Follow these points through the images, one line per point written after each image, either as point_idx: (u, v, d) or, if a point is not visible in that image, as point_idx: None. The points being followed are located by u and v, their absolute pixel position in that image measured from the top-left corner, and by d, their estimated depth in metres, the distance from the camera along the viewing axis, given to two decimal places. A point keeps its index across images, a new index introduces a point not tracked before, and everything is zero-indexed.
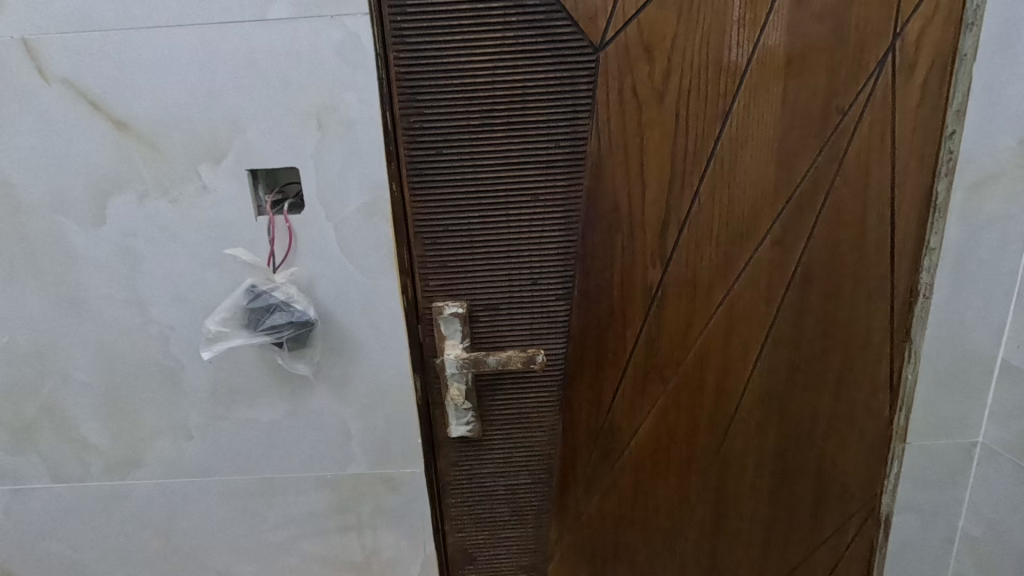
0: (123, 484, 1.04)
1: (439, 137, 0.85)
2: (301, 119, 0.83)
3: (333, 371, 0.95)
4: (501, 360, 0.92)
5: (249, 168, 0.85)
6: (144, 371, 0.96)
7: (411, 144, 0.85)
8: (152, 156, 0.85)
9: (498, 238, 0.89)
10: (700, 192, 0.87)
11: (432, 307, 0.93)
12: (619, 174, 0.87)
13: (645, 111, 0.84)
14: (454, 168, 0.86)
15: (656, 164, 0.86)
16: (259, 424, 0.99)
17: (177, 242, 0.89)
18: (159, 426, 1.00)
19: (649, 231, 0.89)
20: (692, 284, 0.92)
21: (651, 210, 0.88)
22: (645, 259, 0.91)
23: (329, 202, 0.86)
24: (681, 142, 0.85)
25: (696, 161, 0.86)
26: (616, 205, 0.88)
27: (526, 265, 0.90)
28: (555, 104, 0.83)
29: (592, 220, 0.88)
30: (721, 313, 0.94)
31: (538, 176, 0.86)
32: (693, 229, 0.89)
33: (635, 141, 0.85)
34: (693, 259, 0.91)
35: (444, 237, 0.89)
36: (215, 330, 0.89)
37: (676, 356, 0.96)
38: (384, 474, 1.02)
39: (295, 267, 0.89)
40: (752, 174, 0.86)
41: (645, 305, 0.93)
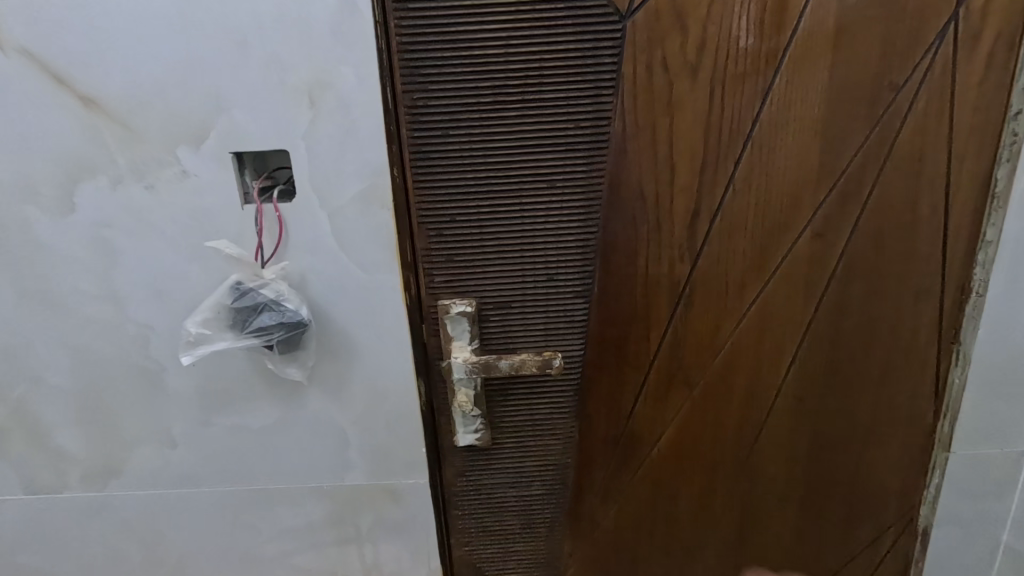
0: (103, 494, 0.96)
1: (446, 117, 0.76)
2: (291, 96, 0.74)
3: (329, 376, 0.87)
4: (514, 363, 0.85)
5: (234, 151, 0.77)
6: (121, 375, 0.88)
7: (415, 124, 0.76)
8: (124, 137, 0.76)
9: (511, 229, 0.81)
10: (735, 178, 0.79)
11: (438, 306, 0.85)
12: (646, 159, 0.78)
13: (676, 88, 0.75)
14: (462, 151, 0.77)
15: (687, 148, 0.78)
16: (247, 431, 0.91)
17: (155, 233, 0.80)
18: (141, 434, 0.92)
19: (677, 222, 0.81)
20: (722, 280, 0.84)
21: (680, 198, 0.80)
22: (672, 253, 0.83)
23: (324, 189, 0.78)
24: (715, 122, 0.76)
25: (732, 144, 0.77)
26: (641, 193, 0.80)
27: (542, 259, 0.82)
28: (576, 80, 0.74)
29: (615, 209, 0.80)
30: (754, 311, 0.86)
31: (556, 160, 0.77)
32: (725, 220, 0.81)
33: (664, 122, 0.76)
34: (725, 253, 0.83)
35: (452, 228, 0.81)
36: (196, 332, 0.80)
37: (703, 358, 0.88)
38: (384, 485, 0.94)
39: (287, 262, 0.81)
40: (793, 158, 0.78)
41: (671, 303, 0.85)
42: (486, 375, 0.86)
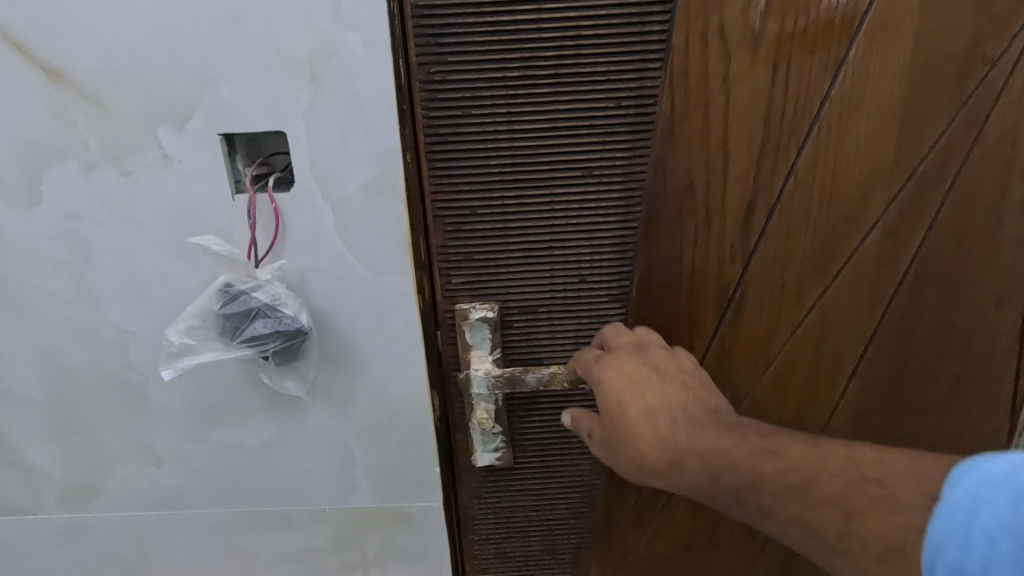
0: (82, 516, 0.87)
1: (467, 94, 0.65)
2: (287, 70, 0.64)
3: (332, 389, 0.77)
4: (543, 378, 0.75)
5: (223, 133, 0.67)
6: (99, 386, 0.78)
7: (431, 102, 0.66)
8: (96, 116, 0.66)
9: (540, 224, 0.71)
10: (798, 166, 0.69)
11: (455, 310, 0.75)
12: (696, 144, 0.68)
13: (736, 60, 0.64)
14: (485, 133, 0.67)
15: (745, 131, 0.67)
16: (241, 450, 0.81)
17: (134, 227, 0.70)
18: (122, 452, 0.82)
19: (729, 217, 0.71)
20: (778, 283, 0.74)
21: (734, 189, 0.70)
22: (722, 253, 0.73)
23: (326, 177, 0.68)
24: (779, 101, 0.66)
25: (797, 125, 0.67)
26: (689, 183, 0.70)
27: (575, 259, 0.72)
28: (619, 52, 0.64)
29: (659, 202, 0.70)
30: (812, 318, 0.76)
31: (594, 146, 0.67)
32: (785, 214, 0.71)
33: (719, 100, 0.66)
34: (783, 251, 0.72)
35: (472, 222, 0.71)
36: (178, 342, 0.70)
37: (752, 370, 0.79)
38: (393, 508, 0.85)
39: (283, 260, 0.71)
40: (866, 143, 0.67)
41: (718, 309, 0.76)
42: (510, 389, 0.76)
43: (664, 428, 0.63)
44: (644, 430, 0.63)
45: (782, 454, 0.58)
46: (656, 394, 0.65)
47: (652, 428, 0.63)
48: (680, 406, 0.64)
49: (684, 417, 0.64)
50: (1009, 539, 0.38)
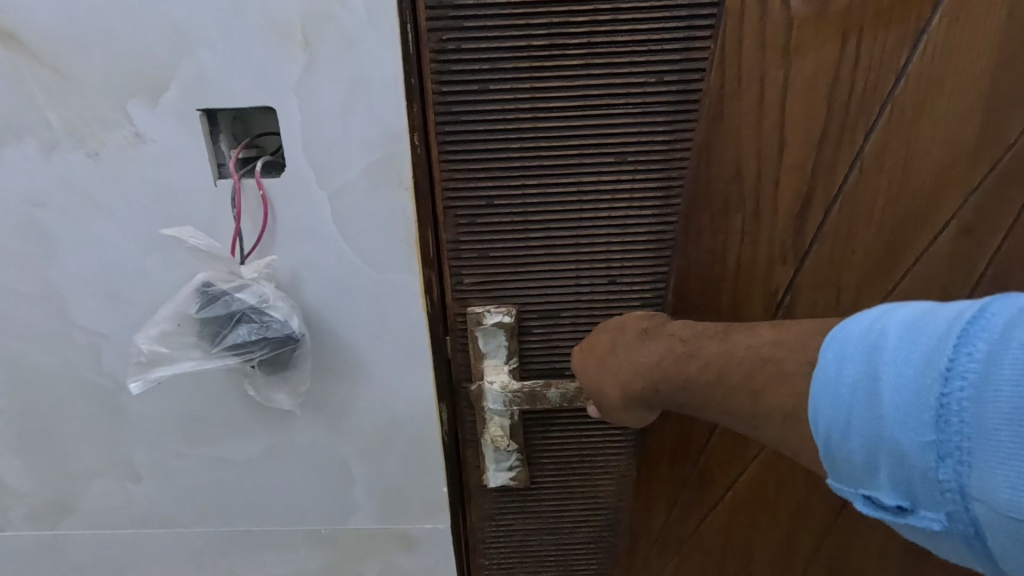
0: (55, 534, 0.79)
1: (486, 65, 0.56)
2: (275, 35, 0.55)
3: (329, 401, 0.69)
4: (566, 393, 0.67)
5: (203, 108, 0.58)
6: (69, 393, 0.70)
7: (442, 74, 0.57)
8: (58, 88, 0.57)
9: (566, 218, 0.62)
10: (864, 152, 0.60)
11: (466, 312, 0.66)
12: (748, 127, 0.59)
13: (799, 27, 0.55)
14: (506, 111, 0.58)
15: (805, 111, 0.58)
16: (227, 465, 0.73)
17: (104, 215, 0.62)
18: (97, 466, 0.74)
19: (781, 211, 0.62)
20: (834, 287, 0.65)
21: (788, 178, 0.61)
22: (771, 251, 0.64)
23: (322, 161, 0.59)
24: (847, 75, 0.56)
25: (865, 104, 0.58)
26: (737, 172, 0.60)
27: (605, 258, 0.63)
28: (663, 18, 0.55)
29: (702, 194, 0.61)
30: None
31: (630, 128, 0.58)
32: (846, 207, 0.62)
33: (776, 75, 0.57)
34: (842, 251, 0.64)
35: (490, 215, 0.62)
36: (149, 350, 0.61)
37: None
38: (395, 530, 0.77)
39: (273, 256, 0.62)
40: (944, 126, 0.58)
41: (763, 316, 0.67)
42: (530, 406, 0.68)
43: (613, 364, 0.57)
44: (595, 371, 0.58)
45: (700, 352, 0.52)
46: (601, 335, 0.60)
47: (603, 370, 0.57)
48: (619, 340, 0.58)
49: (620, 347, 0.57)
50: (864, 388, 0.37)
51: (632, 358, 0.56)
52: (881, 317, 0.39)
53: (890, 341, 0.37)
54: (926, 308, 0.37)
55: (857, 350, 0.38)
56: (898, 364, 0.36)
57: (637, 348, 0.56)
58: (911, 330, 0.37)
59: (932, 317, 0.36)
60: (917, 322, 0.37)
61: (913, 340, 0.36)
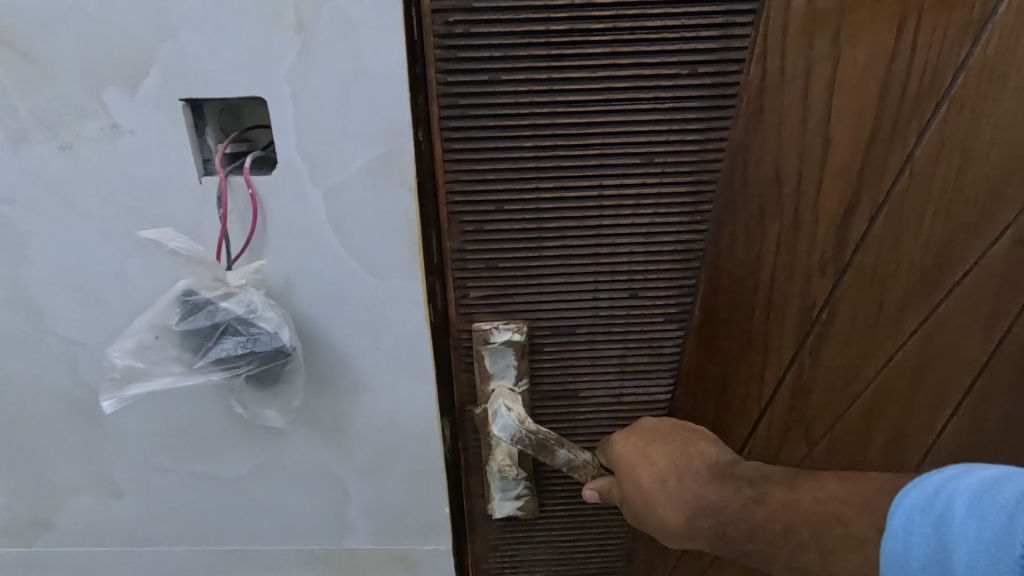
0: (31, 551, 0.74)
1: (499, 54, 0.51)
2: (265, 16, 0.49)
3: (325, 417, 0.64)
4: (574, 459, 0.63)
5: (187, 98, 0.52)
6: (44, 404, 0.65)
7: (449, 63, 0.51)
8: (26, 73, 0.52)
9: (584, 226, 0.57)
10: (916, 155, 0.55)
11: (472, 330, 0.62)
12: (791, 126, 0.53)
13: (850, 15, 0.49)
14: (520, 107, 0.53)
15: (854, 108, 0.53)
16: (215, 482, 0.68)
17: (78, 214, 0.57)
18: (75, 481, 0.70)
19: (822, 219, 0.57)
20: (875, 303, 0.61)
21: (832, 183, 0.56)
22: (810, 263, 0.59)
23: (319, 160, 0.54)
24: (900, 70, 0.51)
25: (919, 102, 0.53)
26: (777, 175, 0.55)
27: (625, 270, 0.59)
28: (695, 5, 0.50)
29: (736, 199, 0.56)
30: (914, 347, 0.63)
31: (656, 125, 0.53)
32: (893, 214, 0.57)
33: (825, 66, 0.51)
34: (887, 261, 0.59)
35: (499, 222, 0.57)
36: (123, 365, 0.56)
37: (829, 404, 0.67)
38: (396, 551, 0.73)
39: (263, 261, 0.57)
40: (1007, 127, 0.53)
41: (797, 331, 0.63)
42: (536, 453, 0.62)
43: (678, 490, 0.52)
44: (653, 492, 0.53)
45: (773, 497, 0.48)
46: (659, 454, 0.55)
47: (663, 491, 0.52)
48: (683, 464, 0.53)
49: (685, 474, 0.53)
50: (934, 564, 0.35)
51: (698, 491, 0.51)
52: (949, 482, 0.37)
53: (958, 513, 0.35)
54: (997, 476, 0.36)
55: (926, 522, 0.36)
56: (970, 542, 0.34)
57: (709, 482, 0.51)
58: (980, 505, 0.35)
59: (1004, 491, 0.34)
60: (987, 494, 0.35)
61: (985, 516, 0.34)
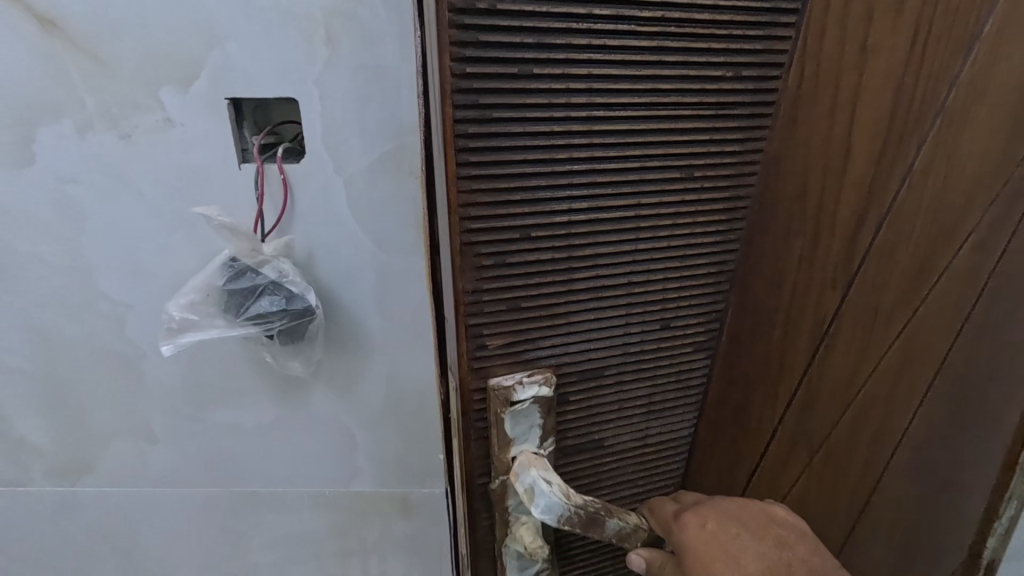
0: (73, 491, 0.84)
1: (532, 40, 0.48)
2: (301, 31, 0.60)
3: (338, 374, 0.75)
4: (622, 526, 0.67)
5: (231, 98, 0.63)
6: (94, 358, 0.75)
7: (471, 47, 0.47)
8: (95, 74, 0.61)
9: (619, 250, 0.60)
10: (916, 168, 0.52)
11: (485, 386, 0.62)
12: (816, 139, 0.57)
13: (877, 20, 0.51)
14: (551, 107, 0.51)
15: (872, 117, 0.53)
16: (240, 429, 0.79)
17: (132, 192, 0.66)
18: (117, 427, 0.79)
19: (832, 237, 0.58)
20: (870, 331, 0.58)
21: (843, 199, 0.56)
22: (815, 283, 0.60)
23: (340, 151, 0.64)
24: (907, 74, 0.50)
25: (925, 106, 0.50)
26: (804, 188, 0.59)
27: (658, 297, 0.65)
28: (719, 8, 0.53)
29: (765, 219, 0.62)
30: (904, 380, 0.57)
31: (678, 146, 0.56)
32: (892, 236, 0.54)
33: (850, 73, 0.53)
34: (883, 254, 0.55)
35: (523, 250, 0.56)
36: (178, 318, 0.67)
37: (823, 427, 0.64)
38: (396, 494, 0.83)
39: (292, 236, 0.67)
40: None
41: (810, 338, 0.62)
42: (585, 528, 0.65)
43: None
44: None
45: None
46: (750, 555, 0.57)
47: None
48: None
49: None
50: None
51: None
52: None
53: None
54: None
55: None
56: None
57: None
58: None
59: None
60: None
61: None
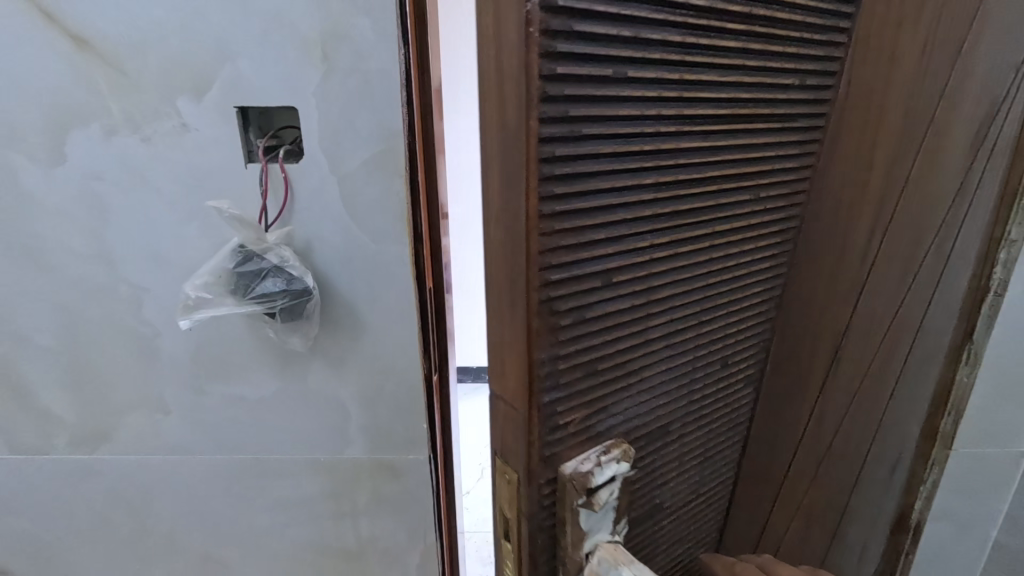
0: (91, 459, 0.93)
1: (627, 33, 0.53)
2: (300, 50, 0.69)
3: (332, 349, 0.84)
4: None
5: (239, 106, 0.72)
6: (114, 337, 0.84)
7: (567, 40, 0.49)
8: (119, 85, 0.71)
9: (669, 263, 0.68)
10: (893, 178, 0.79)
11: (557, 475, 0.64)
12: (831, 156, 0.82)
13: (865, 71, 0.77)
14: (641, 119, 0.58)
15: (867, 140, 0.79)
16: (244, 401, 0.88)
17: (151, 189, 0.76)
18: (133, 400, 0.88)
19: (842, 225, 0.84)
20: (856, 284, 0.86)
21: (847, 195, 0.82)
22: (822, 248, 0.86)
23: (334, 151, 0.74)
24: (852, 107, 0.79)
25: (897, 139, 0.78)
26: (823, 194, 0.83)
27: (710, 287, 0.76)
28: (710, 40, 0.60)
29: (812, 218, 0.85)
30: (867, 314, 0.87)
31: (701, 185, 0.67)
32: (872, 222, 0.82)
33: (841, 107, 0.80)
34: (880, 245, 0.82)
35: (603, 297, 0.62)
36: (195, 295, 0.76)
37: (836, 353, 0.91)
38: (384, 461, 0.93)
39: (291, 226, 0.77)
40: (928, 157, 0.76)
41: (831, 289, 0.88)
42: None
43: None
44: None
45: None
46: None
47: None
48: None
49: None
50: None
51: None
52: None
53: None
54: None
55: None
56: None
57: None
58: None
59: None
60: None
61: None
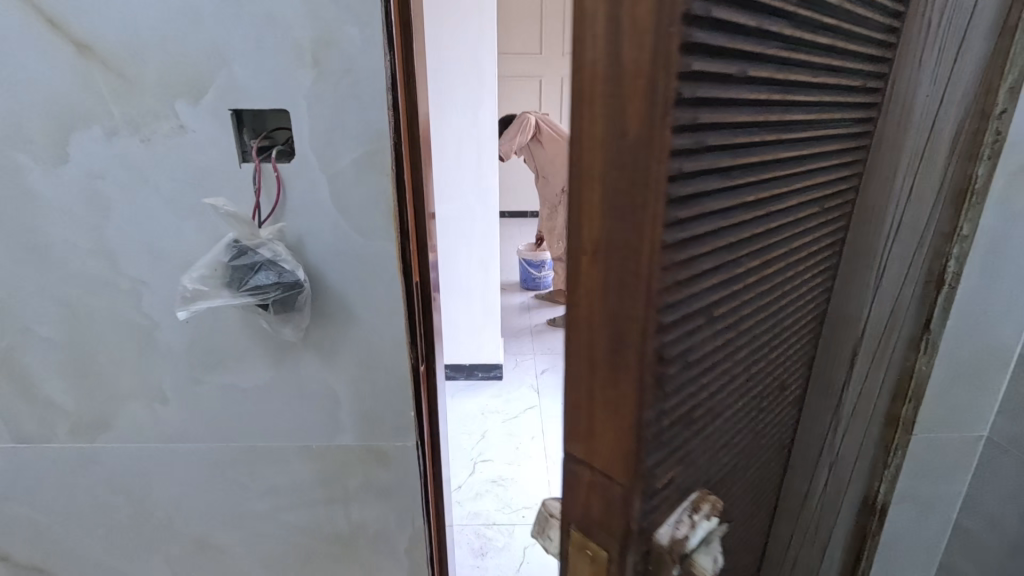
0: (91, 447, 0.96)
1: (749, 30, 0.36)
2: (292, 56, 0.73)
3: (322, 339, 0.88)
4: None
5: (233, 108, 0.76)
6: (113, 330, 0.88)
7: (701, 28, 0.31)
8: (120, 89, 0.75)
9: (755, 285, 0.47)
10: (909, 166, 0.62)
11: (650, 551, 0.42)
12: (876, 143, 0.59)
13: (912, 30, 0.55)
14: (751, 142, 0.40)
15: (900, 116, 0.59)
16: (240, 389, 0.92)
17: (150, 187, 0.79)
18: (132, 390, 0.92)
19: (865, 227, 0.64)
20: (873, 291, 0.68)
21: (871, 191, 0.62)
22: (849, 245, 0.64)
23: (324, 151, 0.78)
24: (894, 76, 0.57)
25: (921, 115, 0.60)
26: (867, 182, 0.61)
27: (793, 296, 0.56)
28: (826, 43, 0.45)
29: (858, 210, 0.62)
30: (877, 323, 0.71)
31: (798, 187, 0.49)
32: (893, 216, 0.64)
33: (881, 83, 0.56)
34: (893, 244, 0.66)
35: (705, 332, 0.41)
36: (193, 288, 0.81)
37: (855, 374, 0.72)
38: (373, 447, 0.97)
39: (283, 223, 0.81)
40: (937, 139, 0.62)
41: (857, 299, 0.68)
42: None
43: None
44: None
45: None
46: None
47: None
48: None
49: None
50: None
51: None
52: None
53: None
54: None
55: None
56: None
57: None
58: None
59: None
60: None
61: None
